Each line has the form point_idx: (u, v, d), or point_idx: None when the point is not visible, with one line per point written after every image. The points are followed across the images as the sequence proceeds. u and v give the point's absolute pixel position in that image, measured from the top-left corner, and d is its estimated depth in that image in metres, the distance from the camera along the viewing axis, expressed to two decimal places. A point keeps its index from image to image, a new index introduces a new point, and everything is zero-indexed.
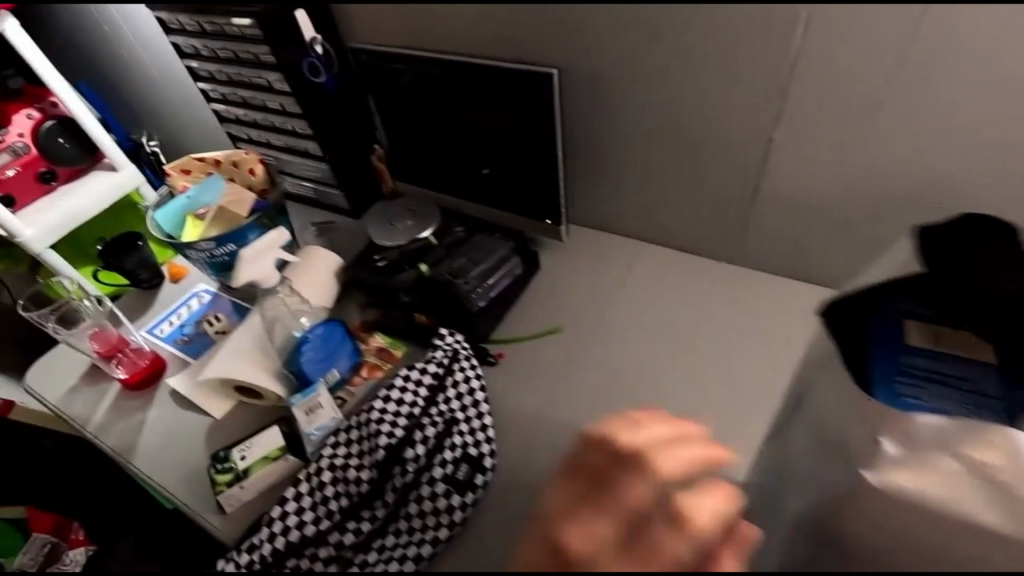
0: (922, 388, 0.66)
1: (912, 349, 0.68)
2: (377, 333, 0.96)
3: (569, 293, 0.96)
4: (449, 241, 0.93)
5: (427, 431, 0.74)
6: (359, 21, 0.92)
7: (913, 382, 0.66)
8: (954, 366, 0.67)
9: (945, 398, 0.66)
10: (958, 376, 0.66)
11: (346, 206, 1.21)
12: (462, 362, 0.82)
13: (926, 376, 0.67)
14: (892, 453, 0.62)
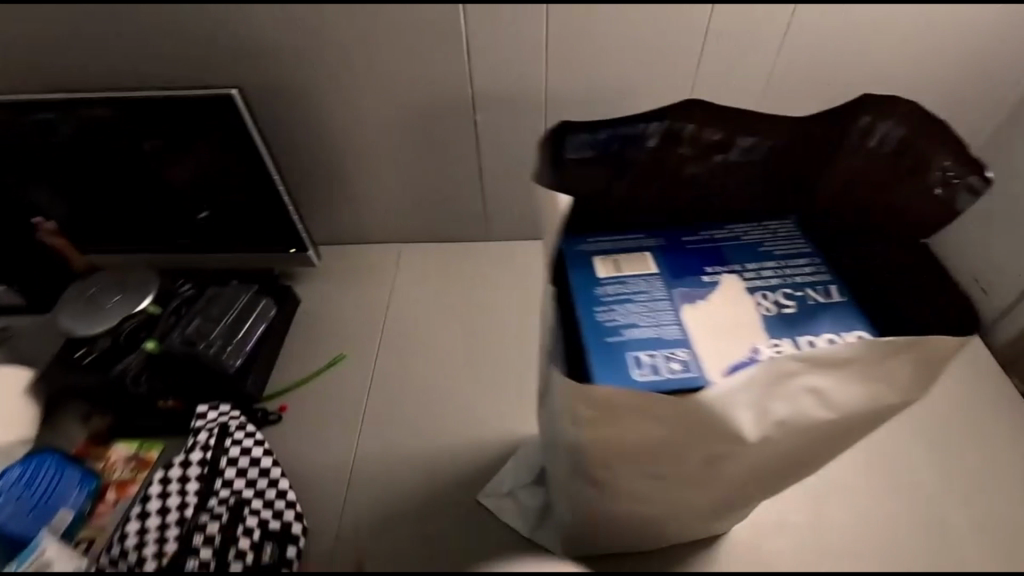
0: (622, 303, 0.39)
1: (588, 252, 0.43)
2: (119, 442, 0.77)
3: (332, 322, 0.90)
4: (174, 303, 0.79)
5: (210, 529, 0.63)
6: None
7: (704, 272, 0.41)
8: (631, 241, 0.44)
9: (651, 304, 0.39)
10: (663, 269, 0.41)
11: (24, 302, 0.95)
12: (234, 433, 0.71)
13: (621, 285, 0.40)
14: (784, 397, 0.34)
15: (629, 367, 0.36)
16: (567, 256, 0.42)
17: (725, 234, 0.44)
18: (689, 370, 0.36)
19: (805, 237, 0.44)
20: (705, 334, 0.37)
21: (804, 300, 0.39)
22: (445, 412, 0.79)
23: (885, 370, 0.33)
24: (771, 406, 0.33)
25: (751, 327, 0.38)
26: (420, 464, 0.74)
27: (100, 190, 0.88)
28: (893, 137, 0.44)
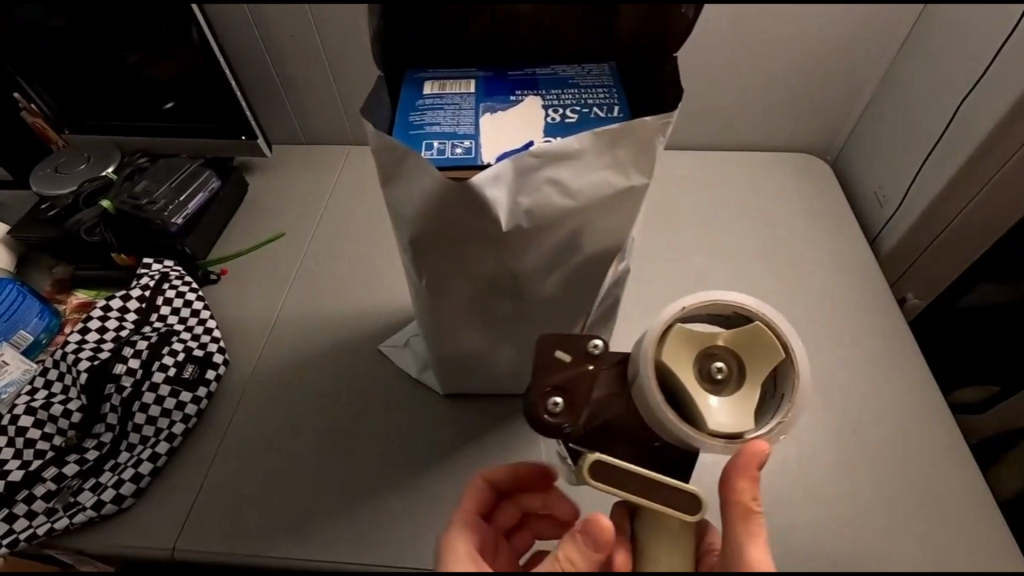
0: (433, 111, 0.47)
1: (415, 79, 0.50)
2: (79, 290, 0.87)
3: (276, 206, 0.99)
4: (128, 171, 0.90)
5: (139, 346, 0.73)
6: None
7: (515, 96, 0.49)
8: (460, 73, 0.51)
9: (457, 113, 0.47)
10: (478, 91, 0.49)
11: (11, 176, 1.07)
12: (172, 281, 0.81)
13: (437, 99, 0.48)
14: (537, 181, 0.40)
15: (420, 150, 0.43)
16: (403, 82, 0.50)
17: (539, 72, 0.51)
18: (468, 153, 0.43)
19: (613, 75, 0.50)
20: (491, 131, 0.45)
21: (587, 115, 0.46)
22: (365, 281, 0.87)
23: (616, 153, 0.40)
24: (522, 190, 0.40)
25: (534, 130, 0.45)
26: (335, 320, 0.83)
27: (70, 77, 0.96)
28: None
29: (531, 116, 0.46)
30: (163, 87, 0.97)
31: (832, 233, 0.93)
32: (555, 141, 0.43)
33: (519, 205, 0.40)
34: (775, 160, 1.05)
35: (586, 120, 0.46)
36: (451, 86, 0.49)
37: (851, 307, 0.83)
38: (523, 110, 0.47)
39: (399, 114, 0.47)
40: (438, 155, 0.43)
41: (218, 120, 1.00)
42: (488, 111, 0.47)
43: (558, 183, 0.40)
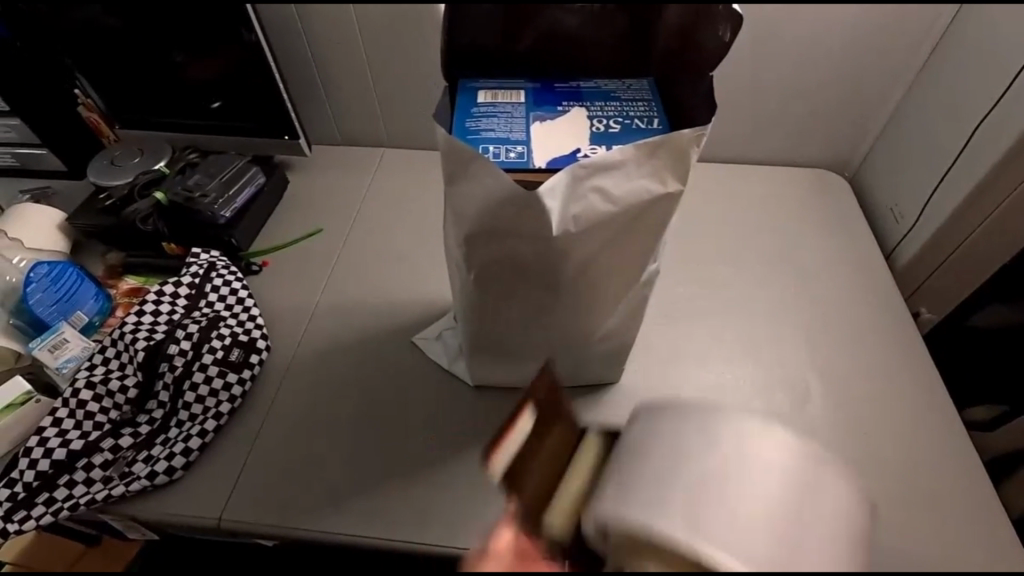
0: (487, 118, 0.51)
1: (468, 88, 0.54)
2: (129, 276, 0.92)
3: (315, 202, 1.04)
4: (180, 166, 0.95)
5: (190, 329, 0.78)
6: None
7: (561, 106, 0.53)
8: (510, 83, 0.55)
9: (508, 122, 0.51)
10: (527, 102, 0.53)
11: (65, 168, 1.12)
12: (219, 270, 0.86)
13: (490, 107, 0.52)
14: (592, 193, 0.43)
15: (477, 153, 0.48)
16: (458, 90, 0.54)
17: (582, 85, 0.55)
18: (521, 158, 0.47)
19: (651, 91, 0.54)
20: (541, 139, 0.49)
21: (628, 126, 0.50)
22: (398, 276, 0.92)
23: (658, 165, 0.44)
24: (571, 198, 0.43)
25: (581, 138, 0.49)
26: (370, 313, 0.87)
27: (127, 74, 1.02)
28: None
29: (578, 126, 0.50)
30: (213, 87, 1.02)
31: (850, 247, 0.95)
32: (602, 150, 0.47)
33: (568, 211, 0.44)
34: (796, 173, 1.08)
35: (629, 131, 0.50)
36: (502, 96, 0.53)
37: (866, 317, 0.86)
38: (570, 120, 0.51)
39: (456, 119, 0.51)
40: (495, 158, 0.47)
41: (262, 120, 1.05)
42: (539, 121, 0.51)
43: (604, 192, 0.44)
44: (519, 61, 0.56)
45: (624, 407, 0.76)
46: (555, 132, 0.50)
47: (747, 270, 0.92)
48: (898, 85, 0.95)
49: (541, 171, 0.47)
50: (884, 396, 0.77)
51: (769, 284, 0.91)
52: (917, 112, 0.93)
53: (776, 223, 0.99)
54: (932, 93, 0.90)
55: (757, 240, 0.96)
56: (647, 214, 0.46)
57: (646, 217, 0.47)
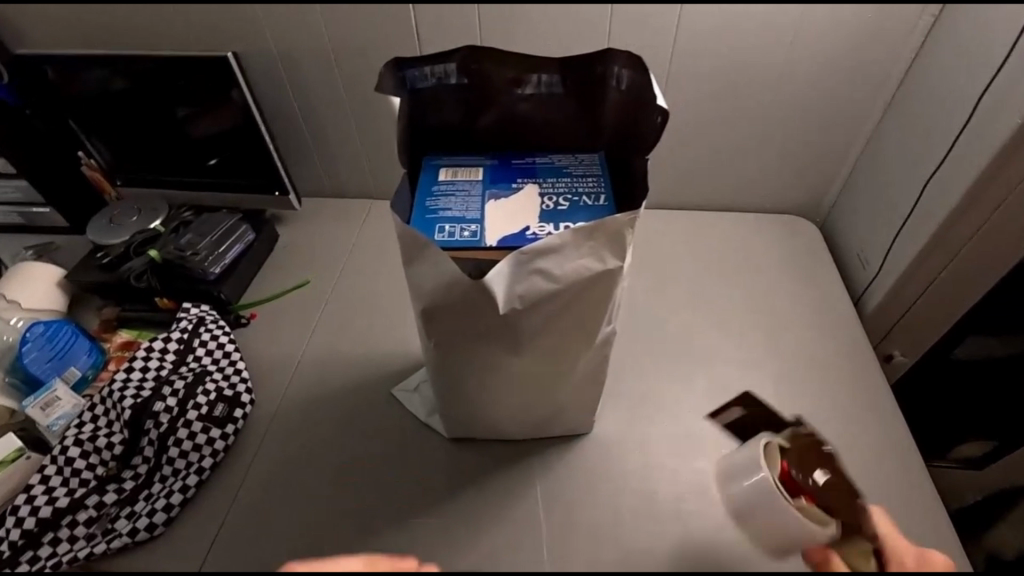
0: (444, 197, 0.55)
1: (430, 165, 0.58)
2: (123, 330, 0.96)
3: (304, 254, 1.08)
4: (175, 224, 1.01)
5: (176, 385, 0.81)
6: None
7: (516, 183, 0.57)
8: (470, 159, 0.59)
9: (464, 201, 0.55)
10: (484, 179, 0.57)
11: (67, 224, 1.17)
12: (208, 324, 0.90)
13: (449, 185, 0.56)
14: (540, 271, 0.47)
15: (433, 231, 0.51)
16: (421, 167, 0.58)
17: (536, 160, 0.59)
18: (474, 236, 0.51)
19: (600, 165, 0.58)
20: (493, 218, 0.53)
21: (576, 204, 0.54)
22: (381, 327, 0.95)
23: (594, 245, 0.47)
24: (515, 281, 0.47)
25: (530, 215, 0.53)
26: (352, 365, 0.90)
27: (129, 135, 1.08)
28: (630, 80, 0.53)
29: (529, 204, 0.54)
30: (210, 145, 1.08)
31: (819, 292, 0.98)
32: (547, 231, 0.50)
33: (513, 292, 0.48)
34: (768, 220, 1.12)
35: (576, 208, 0.54)
36: (460, 172, 0.58)
37: (835, 364, 0.88)
38: (522, 196, 0.55)
39: (416, 196, 0.55)
40: (449, 236, 0.51)
41: (254, 176, 1.10)
42: (493, 198, 0.55)
43: (545, 272, 0.47)
44: (478, 137, 0.61)
45: (595, 457, 0.78)
46: (506, 209, 0.54)
47: (719, 318, 0.94)
48: (858, 136, 0.99)
49: (492, 249, 0.50)
50: (848, 443, 0.79)
51: (741, 331, 0.93)
52: (876, 163, 0.97)
53: (747, 269, 1.02)
54: (889, 144, 0.94)
55: (728, 286, 0.99)
56: (589, 289, 0.50)
57: (588, 291, 0.50)
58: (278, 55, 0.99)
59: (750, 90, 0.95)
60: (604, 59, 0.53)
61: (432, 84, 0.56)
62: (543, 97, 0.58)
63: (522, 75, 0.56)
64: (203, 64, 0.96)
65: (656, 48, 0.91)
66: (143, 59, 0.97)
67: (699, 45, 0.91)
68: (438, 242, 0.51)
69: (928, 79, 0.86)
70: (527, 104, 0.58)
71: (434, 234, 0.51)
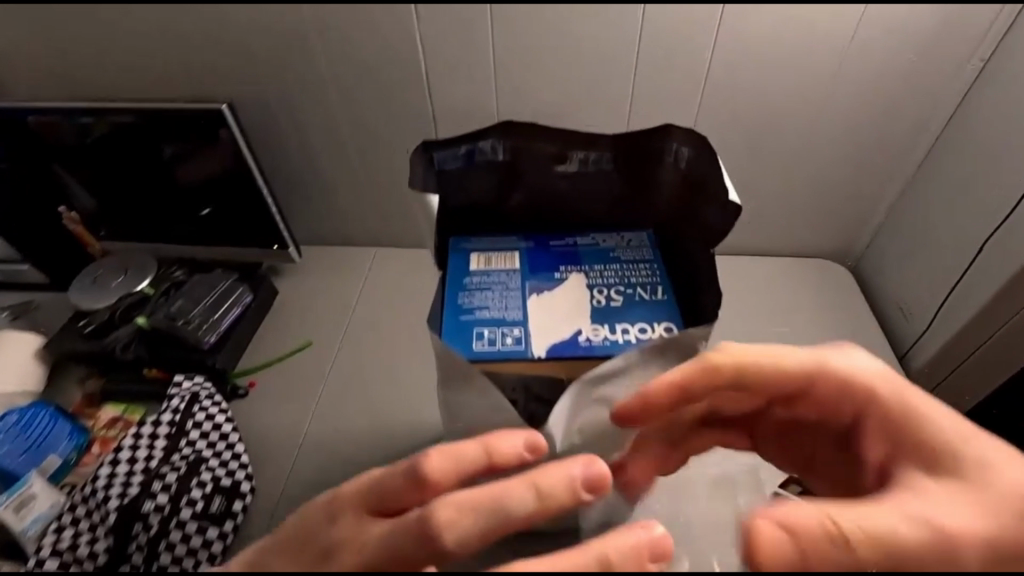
0: (479, 292, 0.48)
1: (458, 249, 0.51)
2: (108, 405, 0.87)
3: (306, 312, 1.00)
4: (165, 286, 0.92)
5: (168, 479, 0.73)
6: (10, 82, 0.93)
7: (558, 272, 0.50)
8: (503, 241, 0.52)
9: (501, 297, 0.48)
10: (522, 268, 0.50)
11: (48, 281, 1.09)
12: (202, 402, 0.82)
13: (482, 277, 0.49)
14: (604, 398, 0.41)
15: (470, 339, 0.44)
16: (447, 255, 0.51)
17: (578, 241, 0.52)
18: (519, 343, 0.44)
19: (653, 247, 0.51)
20: (537, 318, 0.46)
21: (632, 298, 0.47)
22: (392, 397, 0.87)
23: (663, 361, 0.43)
24: (578, 410, 0.41)
25: (580, 314, 0.46)
26: (363, 442, 0.82)
27: (114, 188, 1.01)
28: (690, 158, 0.49)
29: (576, 298, 0.48)
30: (202, 196, 1.01)
31: None
32: (604, 338, 0.44)
33: (574, 422, 0.42)
34: (798, 264, 1.06)
35: (631, 303, 0.47)
36: (492, 260, 0.51)
37: None
38: (568, 289, 0.48)
39: (446, 293, 0.48)
40: (490, 345, 0.44)
41: (250, 227, 1.03)
42: (533, 292, 0.48)
43: (610, 396, 0.42)
44: (511, 215, 0.54)
45: None
46: (551, 307, 0.47)
47: None
48: None
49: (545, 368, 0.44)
50: None
51: None
52: (918, 208, 0.91)
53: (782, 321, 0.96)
54: (934, 189, 0.88)
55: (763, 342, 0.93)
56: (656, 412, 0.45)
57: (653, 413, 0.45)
58: (277, 106, 0.92)
59: (785, 134, 0.89)
60: (661, 135, 0.49)
61: (461, 165, 0.50)
62: (587, 176, 0.51)
63: (566, 152, 0.51)
64: (197, 115, 0.90)
65: (683, 95, 0.85)
66: (135, 109, 0.90)
67: (731, 88, 0.85)
68: (477, 353, 0.44)
69: (979, 124, 0.80)
70: (567, 179, 0.52)
71: (472, 343, 0.44)
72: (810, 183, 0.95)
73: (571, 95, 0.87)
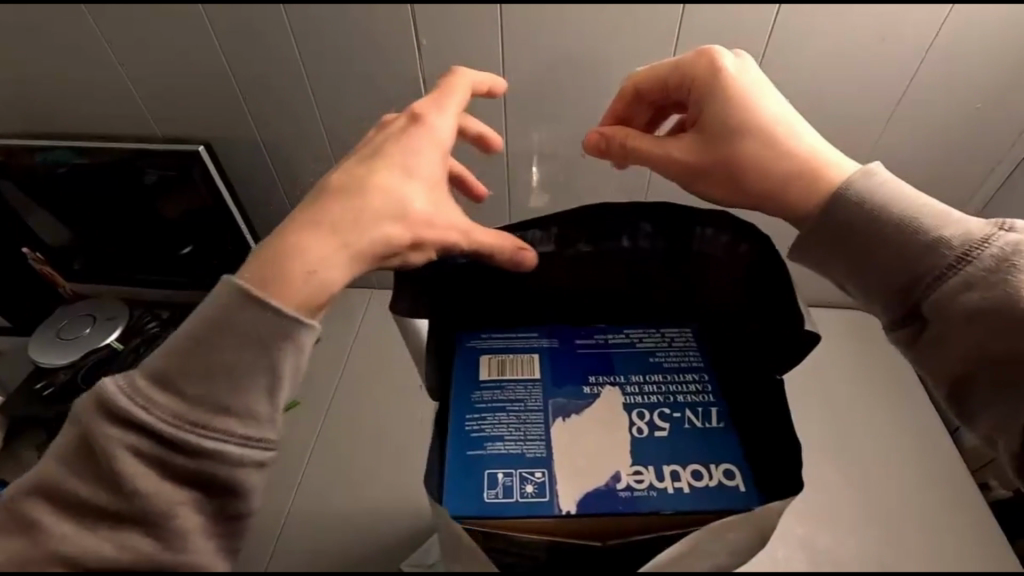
0: (494, 413, 0.44)
1: (468, 351, 0.48)
2: None
3: None
4: (136, 341, 0.85)
5: None
6: None
7: (591, 381, 0.46)
8: (524, 342, 0.49)
9: (519, 419, 0.44)
10: (545, 378, 0.46)
11: (10, 324, 0.99)
12: None
13: (496, 389, 0.46)
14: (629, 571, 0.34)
15: (480, 487, 0.40)
16: (455, 355, 0.48)
17: (609, 340, 0.49)
18: (541, 494, 0.40)
19: (699, 349, 0.48)
20: (562, 461, 0.41)
21: (680, 424, 0.43)
22: (389, 469, 0.80)
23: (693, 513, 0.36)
24: None
25: (617, 451, 0.42)
26: (355, 522, 0.75)
27: (84, 226, 0.93)
28: (729, 241, 0.47)
29: (611, 422, 0.43)
30: (182, 235, 0.92)
31: (897, 417, 0.85)
32: (633, 498, 0.39)
33: None
34: (837, 315, 0.96)
35: (675, 437, 0.42)
36: (512, 368, 0.47)
37: (919, 518, 0.76)
38: (599, 409, 0.44)
39: (453, 412, 0.44)
40: (504, 496, 0.40)
41: (233, 272, 0.94)
42: (560, 417, 0.44)
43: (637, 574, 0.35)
44: (538, 302, 0.52)
45: None
46: (579, 441, 0.42)
47: None
48: None
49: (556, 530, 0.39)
50: None
51: (813, 480, 0.79)
52: None
53: (812, 388, 0.88)
54: None
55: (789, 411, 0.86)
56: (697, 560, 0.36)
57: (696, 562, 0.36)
58: (262, 144, 0.83)
59: None
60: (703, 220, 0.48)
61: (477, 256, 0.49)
62: (623, 255, 0.50)
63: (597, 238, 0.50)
64: (170, 156, 0.82)
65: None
66: (114, 148, 0.83)
67: None
68: (487, 505, 0.39)
69: None
70: (600, 263, 0.51)
71: (483, 491, 0.40)
72: None
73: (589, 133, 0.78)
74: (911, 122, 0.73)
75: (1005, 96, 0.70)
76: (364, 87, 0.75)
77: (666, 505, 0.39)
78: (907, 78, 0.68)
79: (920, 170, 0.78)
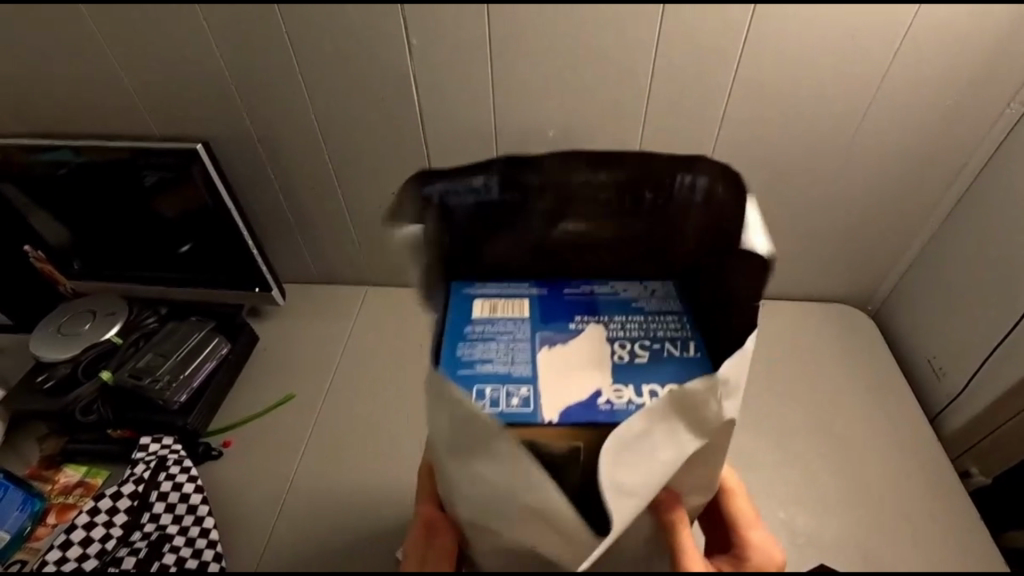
0: (485, 342, 0.48)
1: (463, 295, 0.52)
2: (68, 465, 0.83)
3: (287, 363, 0.93)
4: (135, 336, 0.88)
5: (125, 563, 0.71)
6: None
7: (578, 317, 0.51)
8: (515, 290, 0.53)
9: (508, 347, 0.48)
10: (532, 317, 0.51)
11: (12, 321, 1.02)
12: (169, 468, 0.79)
13: (488, 325, 0.50)
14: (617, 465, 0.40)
15: (471, 399, 0.44)
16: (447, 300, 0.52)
17: (595, 290, 0.53)
18: (526, 405, 0.44)
19: (678, 297, 0.53)
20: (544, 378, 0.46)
21: (659, 352, 0.48)
22: (381, 461, 0.81)
23: (670, 421, 0.42)
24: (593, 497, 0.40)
25: (598, 370, 0.46)
26: (346, 510, 0.77)
27: (84, 224, 0.93)
28: (707, 188, 0.49)
29: (586, 347, 0.48)
30: (182, 233, 0.91)
31: (879, 406, 0.87)
32: (608, 404, 0.44)
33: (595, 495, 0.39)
34: (821, 309, 0.98)
35: (652, 359, 0.47)
36: (501, 307, 0.51)
37: (898, 508, 0.77)
38: (583, 341, 0.49)
39: (448, 343, 0.48)
40: (493, 407, 0.44)
41: (231, 272, 0.94)
42: (548, 347, 0.48)
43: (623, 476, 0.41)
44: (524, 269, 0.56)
45: None
46: (559, 363, 0.47)
47: (765, 442, 0.84)
48: (924, 224, 0.87)
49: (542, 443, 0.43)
50: None
51: (793, 468, 0.81)
52: (943, 255, 0.85)
53: (795, 377, 0.90)
54: (958, 234, 0.82)
55: (773, 401, 0.88)
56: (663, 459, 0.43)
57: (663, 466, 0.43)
58: (258, 145, 0.85)
59: (808, 172, 0.82)
60: (686, 166, 0.50)
61: (470, 201, 0.52)
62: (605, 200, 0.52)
63: (584, 176, 0.52)
64: (167, 152, 0.82)
65: (697, 130, 0.79)
66: (116, 146, 0.83)
67: (753, 123, 0.77)
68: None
69: (1010, 165, 0.75)
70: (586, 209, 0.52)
71: (472, 405, 0.44)
72: (829, 223, 0.88)
73: (574, 130, 0.79)
74: (887, 114, 0.75)
75: (974, 91, 0.72)
76: (351, 84, 0.77)
77: (647, 415, 0.44)
78: (882, 72, 0.71)
79: (894, 165, 0.80)
